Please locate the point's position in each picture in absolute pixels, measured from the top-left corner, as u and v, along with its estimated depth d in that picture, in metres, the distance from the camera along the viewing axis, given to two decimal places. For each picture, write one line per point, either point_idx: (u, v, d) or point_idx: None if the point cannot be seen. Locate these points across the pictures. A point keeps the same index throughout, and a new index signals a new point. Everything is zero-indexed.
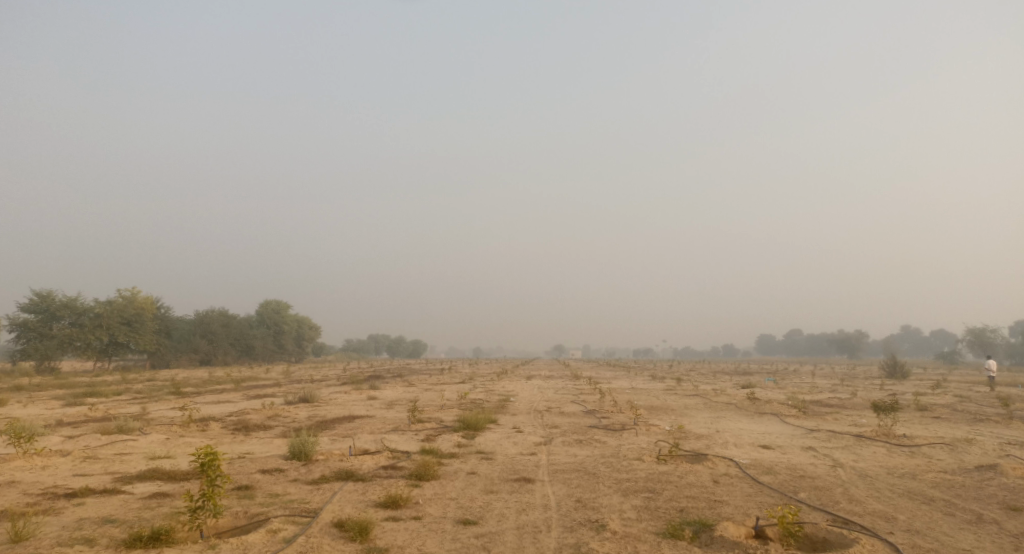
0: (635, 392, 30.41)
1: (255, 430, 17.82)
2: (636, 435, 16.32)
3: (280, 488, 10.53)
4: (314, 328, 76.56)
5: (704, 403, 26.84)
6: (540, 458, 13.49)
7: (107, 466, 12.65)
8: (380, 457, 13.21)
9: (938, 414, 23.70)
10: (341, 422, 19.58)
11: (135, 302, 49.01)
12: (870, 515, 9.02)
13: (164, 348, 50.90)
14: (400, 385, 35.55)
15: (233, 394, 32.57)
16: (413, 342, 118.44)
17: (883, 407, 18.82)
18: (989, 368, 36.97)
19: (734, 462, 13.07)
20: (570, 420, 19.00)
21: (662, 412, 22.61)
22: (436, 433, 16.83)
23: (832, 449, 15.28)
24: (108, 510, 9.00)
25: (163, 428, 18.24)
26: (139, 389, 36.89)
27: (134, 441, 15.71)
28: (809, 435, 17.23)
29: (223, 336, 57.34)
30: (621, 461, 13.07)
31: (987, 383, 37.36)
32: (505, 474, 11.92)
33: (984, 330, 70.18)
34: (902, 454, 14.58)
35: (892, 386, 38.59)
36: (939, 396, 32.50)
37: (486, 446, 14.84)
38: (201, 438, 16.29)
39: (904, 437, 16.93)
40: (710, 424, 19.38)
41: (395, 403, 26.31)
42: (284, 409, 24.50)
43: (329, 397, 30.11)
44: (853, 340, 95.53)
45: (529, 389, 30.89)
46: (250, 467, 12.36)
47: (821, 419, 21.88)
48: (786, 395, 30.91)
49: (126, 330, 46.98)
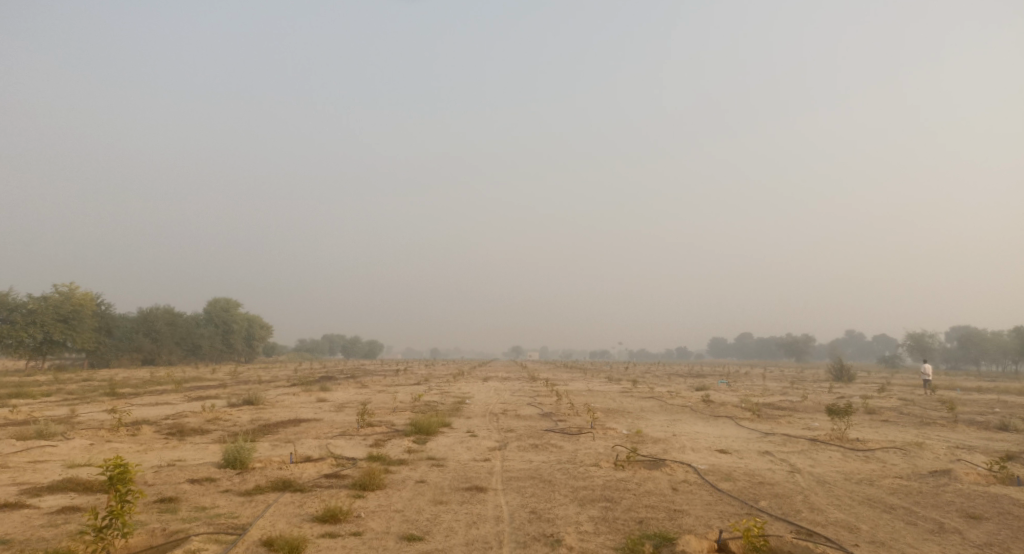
0: (591, 395, 30.07)
1: (191, 434, 16.72)
2: (593, 439, 15.85)
3: (207, 501, 9.63)
4: (265, 328, 74.24)
5: (660, 406, 26.64)
6: (493, 465, 12.87)
7: (16, 476, 11.48)
8: (323, 465, 12.37)
9: (887, 418, 24.04)
10: (285, 426, 18.57)
11: (73, 298, 46.40)
12: (833, 525, 8.71)
13: (103, 347, 48.34)
14: (352, 387, 34.46)
15: (173, 396, 30.90)
16: (369, 342, 116.46)
17: (836, 411, 18.86)
18: (927, 372, 38.08)
19: (692, 468, 12.70)
20: (525, 424, 18.44)
21: (619, 415, 22.25)
22: (386, 437, 16.02)
23: (789, 454, 15.11)
24: (4, 529, 7.98)
25: (88, 433, 16.90)
26: (72, 390, 34.71)
27: (53, 447, 14.43)
28: (765, 439, 17.07)
29: (169, 335, 54.90)
30: (578, 467, 12.55)
31: (927, 387, 38.49)
32: (456, 482, 11.26)
33: (924, 336, 72.79)
34: (857, 459, 14.47)
35: (840, 389, 39.37)
36: (884, 399, 33.14)
37: (437, 451, 14.14)
38: (130, 444, 15.13)
39: (857, 441, 16.92)
40: (667, 427, 19.10)
41: (345, 405, 25.29)
42: (226, 412, 23.23)
43: (276, 399, 28.86)
44: (800, 343, 98.11)
45: (484, 391, 30.23)
46: (178, 476, 11.36)
47: (775, 422, 21.89)
48: (740, 398, 31.05)
49: (62, 328, 44.37)
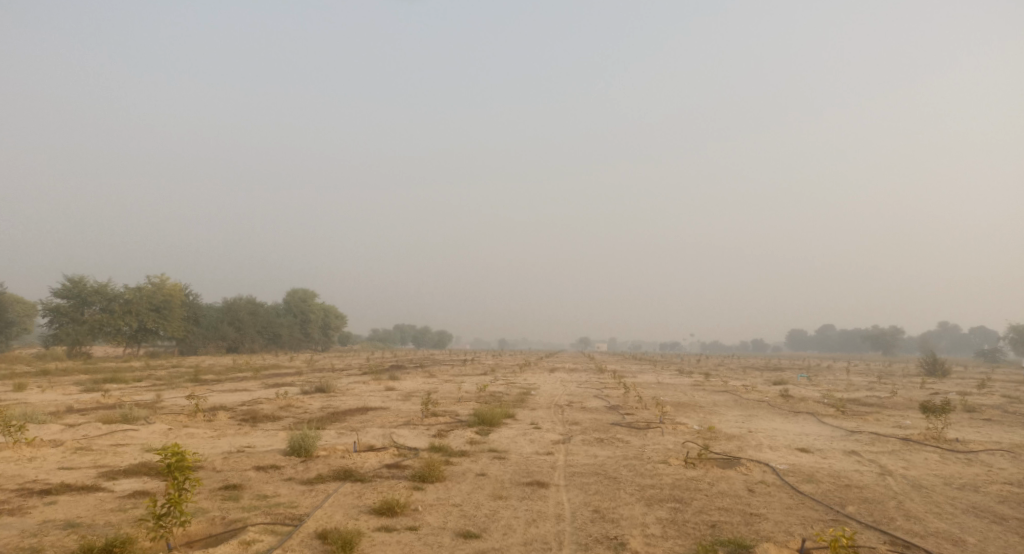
0: (661, 388, 29.13)
1: (263, 421, 17.12)
2: (662, 435, 15.15)
3: (270, 489, 9.68)
4: (340, 317, 76.53)
5: (734, 400, 25.50)
6: (556, 459, 12.45)
7: (97, 458, 11.97)
8: (385, 455, 12.30)
9: (989, 417, 22.04)
10: (352, 414, 18.78)
11: (163, 289, 49.05)
12: (935, 537, 7.80)
13: (192, 335, 50.97)
14: (420, 376, 34.82)
15: (251, 382, 32.02)
16: (439, 333, 118.33)
17: (932, 409, 17.37)
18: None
19: (770, 468, 11.87)
20: (592, 417, 17.91)
21: (690, 409, 21.33)
22: (449, 428, 15.87)
23: (878, 454, 13.96)
24: (76, 512, 8.21)
25: (169, 417, 17.58)
26: (161, 375, 36.69)
27: (135, 431, 15.06)
28: (850, 438, 15.88)
29: (250, 324, 57.27)
30: (645, 464, 11.94)
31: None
32: (517, 476, 10.92)
33: None
34: (957, 462, 13.16)
35: (933, 385, 36.67)
36: (985, 397, 30.52)
37: (500, 443, 13.86)
38: (205, 429, 15.61)
39: (956, 442, 15.46)
40: (741, 422, 18.14)
41: (412, 394, 25.49)
42: (297, 399, 23.87)
43: (346, 387, 29.42)
44: (888, 336, 92.44)
45: (551, 382, 29.81)
46: (245, 463, 11.53)
47: (861, 419, 20.43)
48: (821, 393, 29.36)
49: (155, 317, 47.02)
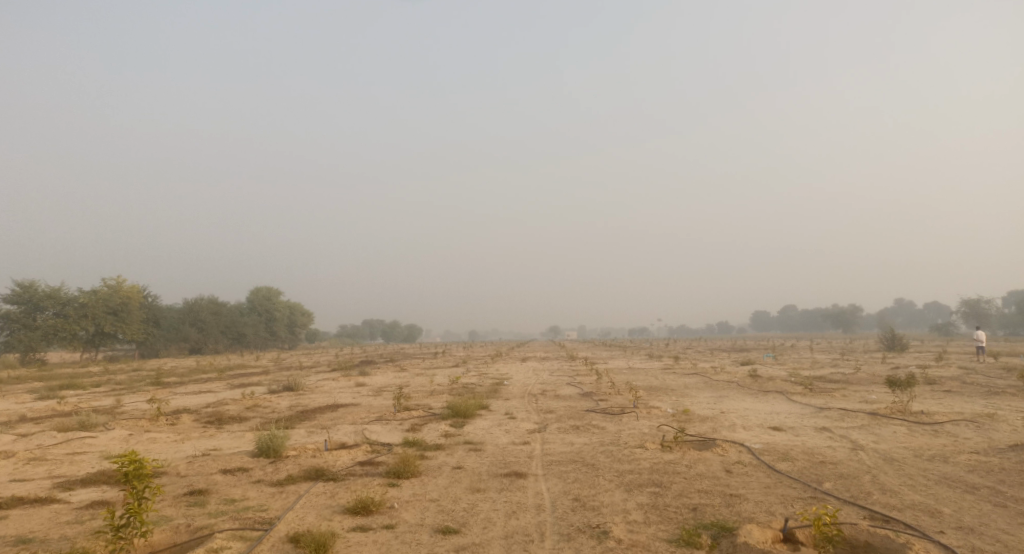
0: (632, 373, 29.25)
1: (229, 423, 16.58)
2: (637, 419, 15.12)
3: (238, 493, 9.30)
4: (306, 314, 75.27)
5: (704, 382, 25.75)
6: (532, 448, 12.29)
7: (52, 469, 11.37)
8: (357, 452, 11.98)
9: (950, 388, 22.64)
10: (322, 412, 18.34)
11: (120, 291, 47.41)
12: (912, 509, 7.86)
13: (152, 337, 49.47)
14: (391, 370, 34.38)
15: (217, 384, 31.18)
16: (408, 326, 117.48)
17: (897, 383, 17.72)
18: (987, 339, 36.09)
19: (746, 448, 11.90)
20: (566, 404, 17.81)
21: (662, 393, 21.43)
22: (422, 422, 15.60)
23: (849, 429, 14.15)
24: (29, 526, 7.73)
25: (130, 423, 16.91)
26: (120, 380, 35.48)
27: (93, 438, 14.42)
28: (820, 415, 16.09)
29: (214, 324, 55.84)
30: (622, 450, 11.86)
31: (986, 354, 36.56)
32: (495, 467, 10.73)
33: (979, 302, 69.55)
34: (925, 433, 13.41)
35: (894, 360, 37.73)
36: (944, 369, 31.42)
37: (475, 435, 13.64)
38: (168, 434, 15.03)
39: (922, 414, 15.79)
40: (714, 404, 18.26)
41: (383, 389, 25.09)
42: (265, 399, 23.26)
43: (316, 384, 28.82)
44: (847, 314, 94.90)
45: (523, 371, 29.71)
46: (211, 467, 11.09)
47: (829, 396, 20.78)
48: (788, 372, 29.88)
49: (112, 320, 45.43)
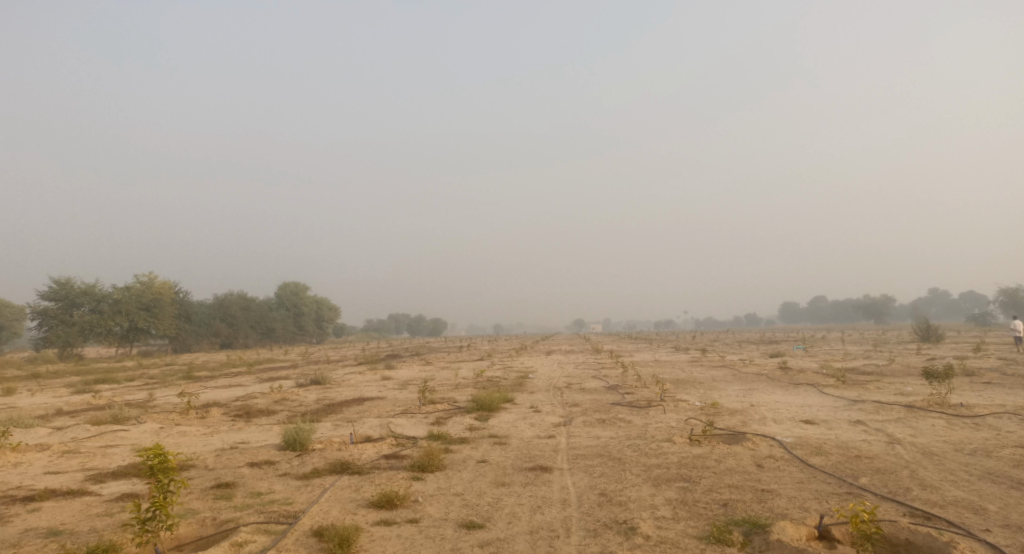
0: (659, 366, 28.89)
1: (257, 416, 16.74)
2: (664, 413, 14.88)
3: (264, 486, 9.34)
4: (333, 309, 76.05)
5: (733, 375, 25.34)
6: (558, 442, 12.15)
7: (85, 461, 11.57)
8: (382, 446, 11.96)
9: (989, 380, 21.93)
10: (348, 405, 18.42)
11: (153, 288, 48.37)
12: (955, 506, 7.55)
13: (184, 332, 50.40)
14: (417, 364, 34.52)
15: (246, 378, 31.61)
16: (434, 320, 118.08)
17: (935, 375, 17.18)
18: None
19: (777, 441, 11.62)
20: (591, 398, 17.62)
21: (690, 385, 21.11)
22: (447, 415, 15.56)
23: (884, 423, 13.74)
24: (59, 519, 7.83)
25: (161, 416, 17.17)
26: (153, 374, 36.18)
27: (125, 431, 14.67)
28: (854, 408, 15.67)
29: (243, 319, 56.71)
30: (649, 444, 11.65)
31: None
32: (519, 461, 10.61)
33: (1018, 291, 67.52)
34: (964, 427, 12.96)
35: (929, 351, 36.72)
36: (982, 360, 30.52)
37: (500, 428, 13.55)
38: (197, 427, 15.22)
39: (961, 407, 15.27)
40: (743, 397, 17.91)
41: (408, 383, 25.17)
42: (292, 393, 23.49)
43: (342, 378, 29.04)
44: (879, 305, 92.87)
45: (548, 365, 29.58)
46: (238, 460, 11.17)
47: (862, 388, 20.25)
48: (819, 364, 29.26)
49: (145, 315, 46.38)
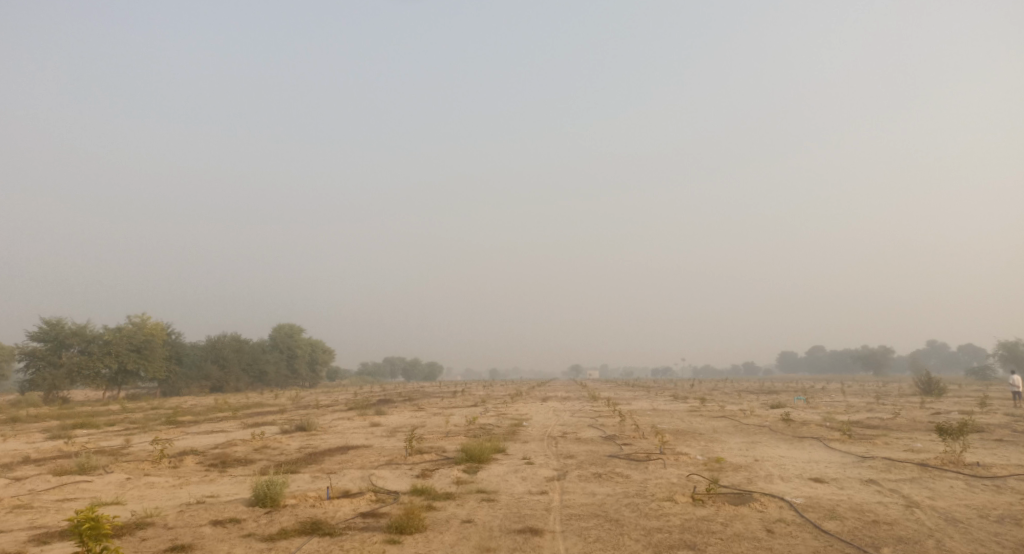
0: (657, 415, 27.85)
1: (232, 466, 15.77)
2: (664, 467, 13.98)
3: (223, 549, 8.45)
4: (327, 352, 74.87)
5: (734, 426, 24.36)
6: (550, 499, 11.27)
7: (37, 516, 10.66)
8: (361, 501, 11.06)
9: (1001, 437, 20.99)
10: (332, 454, 17.45)
11: (144, 328, 47.43)
12: None
13: (175, 375, 49.22)
14: (408, 410, 33.46)
15: (230, 423, 30.36)
16: (429, 365, 116.43)
17: (948, 431, 16.32)
18: (1018, 384, 33.99)
19: (787, 502, 10.77)
20: (587, 449, 16.71)
21: (690, 437, 20.16)
22: (434, 467, 14.63)
23: (899, 483, 12.87)
24: None
25: (131, 465, 16.16)
26: (135, 418, 34.89)
27: (88, 482, 13.70)
28: (864, 465, 14.81)
29: (235, 362, 55.52)
30: (649, 503, 10.78)
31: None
32: (508, 522, 9.73)
33: (1018, 345, 66.68)
34: (986, 489, 12.10)
35: (933, 404, 35.66)
36: (989, 415, 29.60)
37: (489, 483, 12.65)
38: (166, 478, 14.24)
39: (977, 466, 14.38)
40: (746, 450, 17.02)
41: (397, 430, 24.10)
42: (275, 440, 22.43)
43: (329, 424, 27.91)
44: (879, 356, 91.74)
45: (543, 412, 28.59)
46: (202, 516, 10.27)
47: (870, 443, 19.34)
48: (822, 416, 28.26)
49: (135, 357, 45.31)
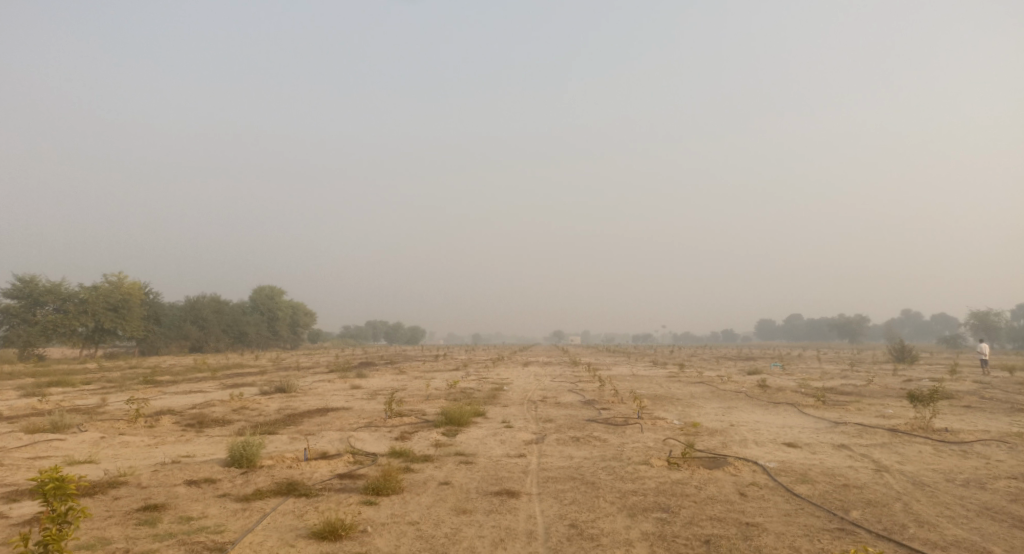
0: (636, 380, 28.14)
1: (209, 426, 15.66)
2: (642, 432, 14.11)
3: (196, 509, 8.37)
4: (308, 314, 74.49)
5: (711, 391, 24.70)
6: (528, 462, 11.32)
7: (6, 475, 10.51)
8: (338, 463, 11.03)
9: (969, 404, 21.51)
10: (310, 416, 17.39)
11: (121, 287, 46.69)
12: None
13: (153, 334, 48.69)
14: (389, 373, 33.46)
15: (209, 384, 30.17)
16: (412, 329, 116.61)
17: (919, 398, 16.65)
18: (985, 352, 34.80)
19: (760, 467, 10.92)
20: (566, 413, 16.83)
21: (668, 402, 20.40)
22: (413, 429, 14.64)
23: (870, 448, 13.12)
24: None
25: (106, 424, 15.99)
26: (112, 378, 34.54)
27: (60, 441, 13.52)
28: (837, 430, 15.09)
29: (215, 322, 55.02)
30: (626, 466, 10.87)
31: (992, 368, 35.45)
32: (484, 484, 9.76)
33: (988, 314, 68.17)
34: (953, 454, 12.39)
35: (905, 371, 36.45)
36: (958, 383, 30.32)
37: (467, 445, 12.69)
38: (141, 437, 14.09)
39: (946, 432, 14.70)
40: (722, 415, 17.25)
41: (377, 393, 24.10)
42: (254, 401, 22.32)
43: (309, 386, 27.85)
44: (854, 324, 93.43)
45: (523, 376, 28.77)
46: (177, 476, 10.19)
47: (843, 409, 19.71)
48: (797, 382, 28.76)
49: (113, 316, 44.69)
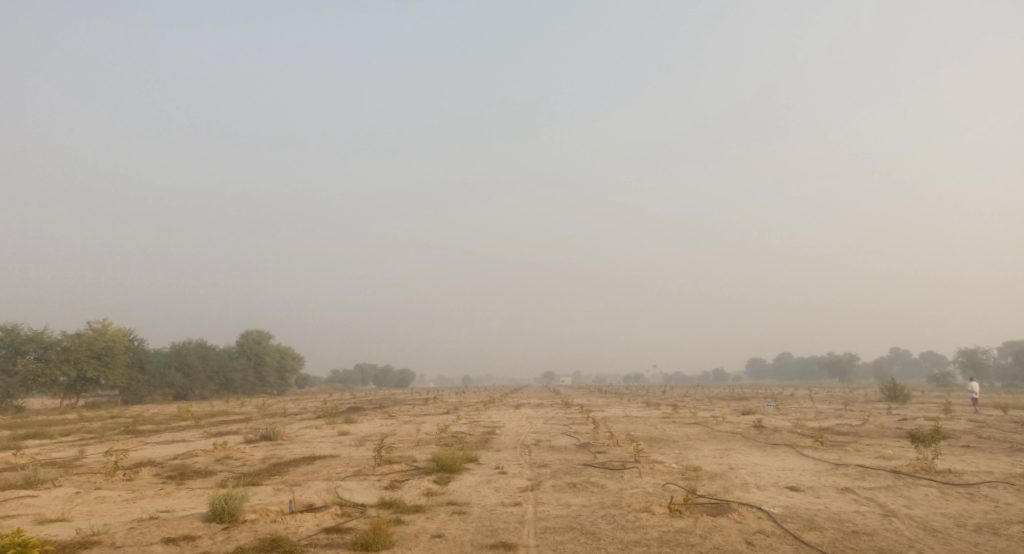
0: (631, 422, 27.64)
1: (191, 478, 15.06)
2: (640, 477, 13.69)
3: None
4: (296, 359, 73.44)
5: (707, 433, 24.28)
6: (524, 511, 10.86)
7: None
8: (325, 516, 10.53)
9: (968, 444, 21.19)
10: (297, 465, 16.80)
11: (105, 335, 45.82)
12: None
13: (137, 383, 47.59)
14: (378, 418, 32.73)
15: (193, 433, 29.30)
16: (401, 372, 115.23)
17: (920, 438, 16.33)
18: (976, 391, 34.65)
19: (765, 512, 10.54)
20: (561, 457, 16.38)
21: (664, 444, 19.97)
22: (403, 478, 14.13)
23: (874, 491, 12.76)
24: None
25: (82, 478, 15.30)
26: (92, 428, 33.49)
27: (33, 497, 12.89)
28: (839, 472, 14.72)
29: (201, 369, 53.99)
30: (626, 515, 10.44)
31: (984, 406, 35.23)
32: (479, 536, 9.30)
33: (976, 352, 68.33)
34: (960, 497, 12.06)
35: (899, 410, 36.17)
36: (953, 422, 30.01)
37: (460, 494, 12.21)
38: (118, 492, 13.47)
39: (950, 473, 14.39)
40: (721, 458, 16.83)
41: (366, 439, 23.45)
42: (239, 450, 21.61)
43: (296, 433, 27.10)
44: (844, 363, 93.36)
45: (516, 419, 28.19)
46: (154, 534, 9.65)
47: (842, 450, 19.35)
48: (793, 422, 28.40)
49: (95, 365, 43.72)
